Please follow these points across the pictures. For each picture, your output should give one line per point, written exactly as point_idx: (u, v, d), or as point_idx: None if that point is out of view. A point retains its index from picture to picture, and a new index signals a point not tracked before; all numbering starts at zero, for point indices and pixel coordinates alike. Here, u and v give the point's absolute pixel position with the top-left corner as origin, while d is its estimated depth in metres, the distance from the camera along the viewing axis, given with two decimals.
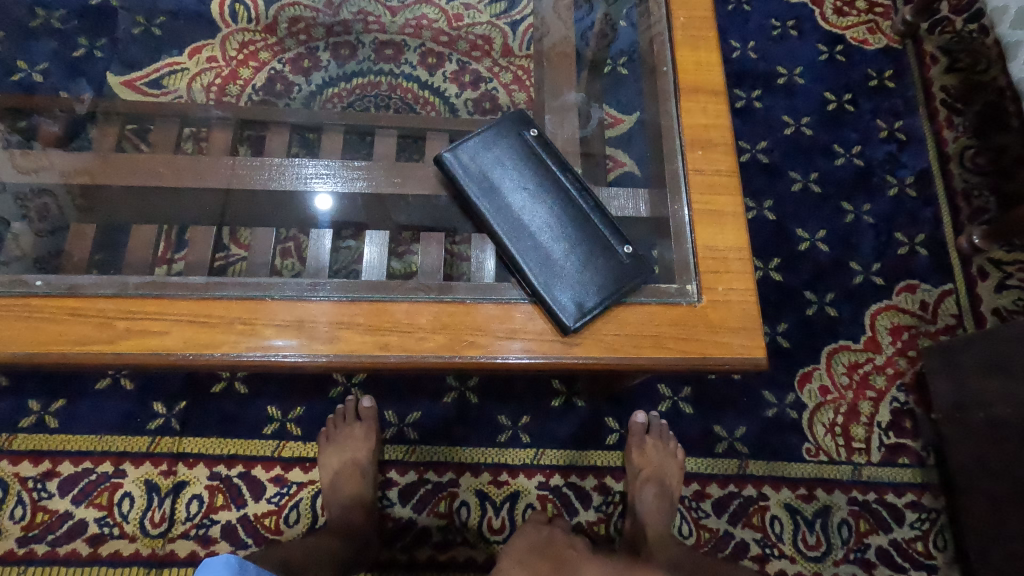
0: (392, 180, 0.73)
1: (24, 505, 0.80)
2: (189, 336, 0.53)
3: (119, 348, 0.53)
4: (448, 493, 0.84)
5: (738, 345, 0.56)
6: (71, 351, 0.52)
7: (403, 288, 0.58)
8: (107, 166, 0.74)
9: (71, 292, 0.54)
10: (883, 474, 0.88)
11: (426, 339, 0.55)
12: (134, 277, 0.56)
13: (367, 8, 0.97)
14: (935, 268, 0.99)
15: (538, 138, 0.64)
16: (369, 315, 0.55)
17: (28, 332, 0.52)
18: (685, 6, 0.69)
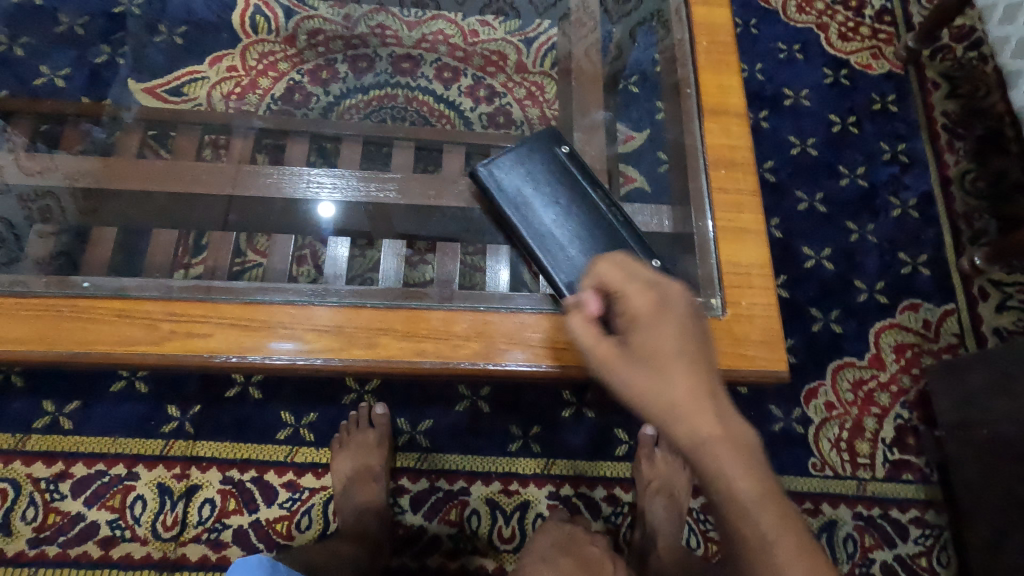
0: (426, 193, 0.75)
1: (36, 506, 0.80)
2: (232, 338, 0.55)
3: (164, 349, 0.54)
4: (459, 501, 0.85)
5: (760, 359, 0.58)
6: (117, 351, 0.53)
7: (439, 298, 0.60)
8: (111, 170, 0.75)
9: (120, 293, 0.55)
10: (887, 490, 0.90)
11: (461, 346, 0.56)
12: (178, 281, 0.58)
13: (385, 22, 0.97)
14: (938, 288, 1.01)
15: (568, 155, 0.66)
16: (406, 322, 0.57)
17: (75, 331, 0.53)
18: (707, 32, 0.71)
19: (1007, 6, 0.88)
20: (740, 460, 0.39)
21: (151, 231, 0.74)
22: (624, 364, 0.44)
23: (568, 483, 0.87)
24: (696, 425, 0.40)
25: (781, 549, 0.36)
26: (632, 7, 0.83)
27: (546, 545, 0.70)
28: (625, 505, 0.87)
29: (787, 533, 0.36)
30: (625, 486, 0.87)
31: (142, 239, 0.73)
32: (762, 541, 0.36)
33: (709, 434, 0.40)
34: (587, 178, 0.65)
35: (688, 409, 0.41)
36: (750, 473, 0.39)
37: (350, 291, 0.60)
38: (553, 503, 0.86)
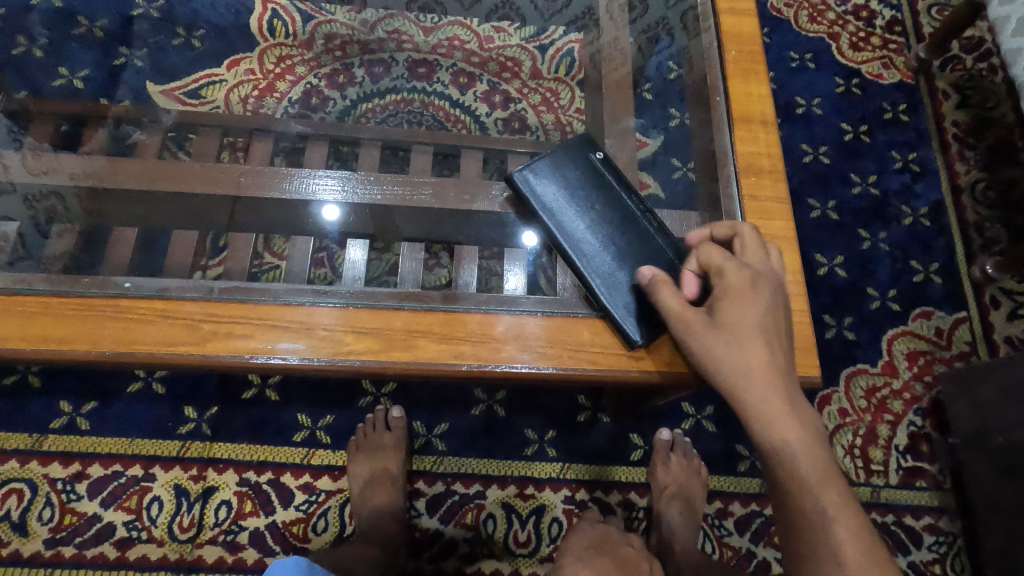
0: (460, 198, 0.75)
1: (53, 506, 0.80)
2: (273, 338, 0.55)
3: (205, 349, 0.54)
4: (475, 505, 0.85)
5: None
6: (160, 352, 0.53)
7: (471, 300, 0.60)
8: (117, 170, 0.74)
9: (160, 295, 0.55)
10: (901, 497, 0.90)
11: (501, 348, 0.57)
12: (217, 283, 0.58)
13: (401, 27, 0.98)
14: (950, 296, 1.02)
15: (603, 160, 0.68)
16: (444, 325, 0.57)
17: (117, 331, 0.53)
18: (735, 41, 0.72)
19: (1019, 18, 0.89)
20: (807, 447, 0.50)
21: (171, 232, 0.74)
22: (717, 342, 0.52)
23: (584, 487, 0.87)
24: (774, 408, 0.50)
25: (838, 522, 0.48)
26: (637, 15, 0.84)
27: (582, 545, 0.71)
28: (641, 510, 0.87)
29: (840, 510, 0.48)
30: (640, 491, 0.87)
31: (160, 241, 0.74)
32: (821, 513, 0.48)
33: (788, 419, 0.50)
34: (622, 183, 0.66)
35: (770, 393, 0.51)
36: (815, 457, 0.49)
37: (352, 292, 0.60)
38: (569, 507, 0.86)
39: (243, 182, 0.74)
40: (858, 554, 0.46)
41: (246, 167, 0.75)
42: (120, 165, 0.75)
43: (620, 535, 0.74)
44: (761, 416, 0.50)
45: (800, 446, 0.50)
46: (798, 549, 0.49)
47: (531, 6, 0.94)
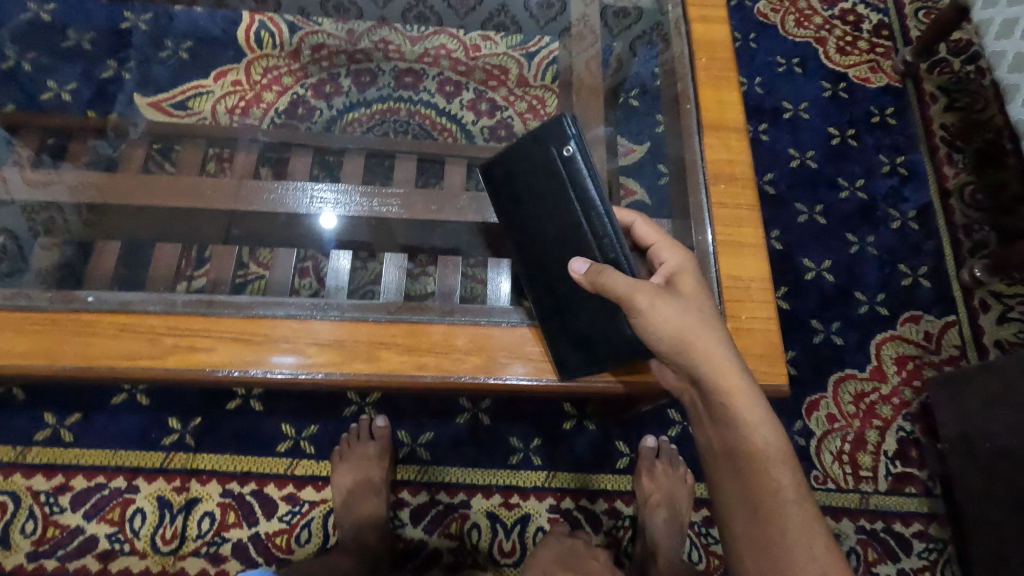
0: (427, 208, 0.76)
1: (36, 519, 0.80)
2: (235, 352, 0.55)
3: (167, 363, 0.54)
4: (459, 514, 0.84)
5: (760, 372, 0.58)
6: (122, 366, 0.53)
7: (438, 310, 0.59)
8: (113, 183, 0.75)
9: (122, 307, 0.55)
10: (890, 503, 0.89)
11: (463, 360, 0.57)
12: (180, 295, 0.58)
13: (387, 37, 0.96)
14: (939, 300, 1.01)
15: (567, 159, 0.57)
16: (407, 336, 0.57)
17: (80, 346, 0.54)
18: (706, 49, 0.72)
19: (1005, 20, 0.88)
20: (767, 430, 0.52)
21: (153, 246, 0.74)
22: (690, 325, 0.53)
23: (569, 496, 0.86)
24: (741, 390, 0.52)
25: (800, 499, 0.50)
26: (632, 23, 0.85)
27: (547, 558, 0.73)
28: (627, 518, 0.86)
29: (798, 488, 0.50)
30: (626, 499, 0.87)
31: (143, 253, 0.73)
32: (789, 491, 0.50)
33: (758, 396, 0.52)
34: (585, 188, 0.56)
35: (737, 376, 0.52)
36: (776, 439, 0.52)
37: (352, 303, 0.59)
38: (554, 516, 0.85)
39: (210, 193, 0.75)
40: (810, 530, 0.49)
41: (243, 179, 0.76)
42: (102, 179, 0.76)
43: (585, 548, 0.75)
44: (729, 398, 0.52)
45: (761, 427, 0.51)
46: (754, 527, 0.50)
47: (526, 14, 0.92)
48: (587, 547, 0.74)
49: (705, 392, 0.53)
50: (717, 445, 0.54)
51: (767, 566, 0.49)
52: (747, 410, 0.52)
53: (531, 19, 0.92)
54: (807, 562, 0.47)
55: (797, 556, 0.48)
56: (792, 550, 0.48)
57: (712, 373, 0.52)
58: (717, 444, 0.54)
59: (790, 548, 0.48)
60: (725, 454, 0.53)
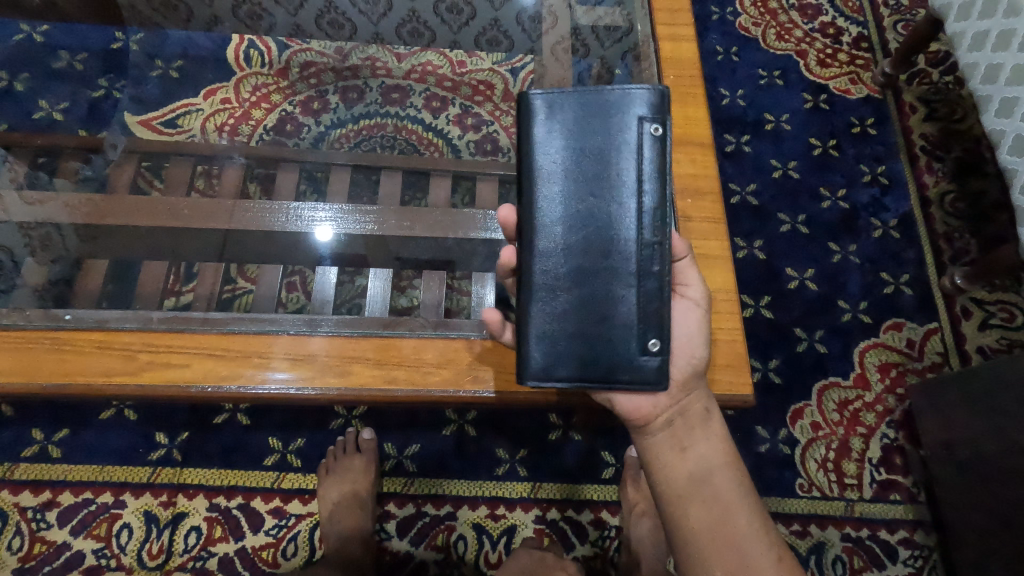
0: (402, 224, 0.77)
1: (23, 535, 0.80)
2: (209, 368, 0.56)
3: (142, 379, 0.55)
4: (446, 526, 0.85)
5: (726, 383, 0.59)
6: (96, 382, 0.54)
7: (408, 324, 0.61)
8: (111, 205, 0.76)
9: (100, 326, 0.57)
10: (875, 511, 0.89)
11: (434, 373, 0.58)
12: (156, 312, 0.59)
13: (375, 54, 0.97)
14: (921, 307, 1.03)
15: (647, 135, 0.51)
16: (378, 350, 0.58)
17: (56, 363, 0.54)
18: (674, 66, 0.75)
19: (1000, 32, 0.85)
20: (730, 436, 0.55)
21: (142, 262, 0.75)
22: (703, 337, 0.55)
23: (555, 506, 0.87)
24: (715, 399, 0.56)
25: (751, 497, 0.52)
26: (621, 36, 0.85)
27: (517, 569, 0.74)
28: (613, 529, 0.86)
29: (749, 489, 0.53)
30: (612, 510, 0.87)
31: (132, 270, 0.74)
32: (743, 489, 0.52)
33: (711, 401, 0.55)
34: (650, 181, 0.51)
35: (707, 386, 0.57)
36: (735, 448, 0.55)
37: (341, 319, 0.61)
38: (540, 527, 0.86)
39: (186, 212, 0.76)
40: (767, 527, 0.51)
41: (236, 199, 0.78)
42: (88, 198, 0.77)
43: (556, 559, 0.76)
44: (708, 405, 0.55)
45: (727, 434, 0.55)
46: (721, 529, 0.50)
47: (518, 30, 0.94)
48: (557, 559, 0.75)
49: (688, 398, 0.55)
50: (688, 454, 0.53)
51: (734, 566, 0.49)
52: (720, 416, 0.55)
53: (522, 33, 0.94)
54: (766, 556, 0.50)
55: (759, 551, 0.50)
56: (752, 545, 0.50)
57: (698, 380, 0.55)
58: (689, 453, 0.53)
59: (755, 545, 0.50)
60: (696, 461, 0.53)
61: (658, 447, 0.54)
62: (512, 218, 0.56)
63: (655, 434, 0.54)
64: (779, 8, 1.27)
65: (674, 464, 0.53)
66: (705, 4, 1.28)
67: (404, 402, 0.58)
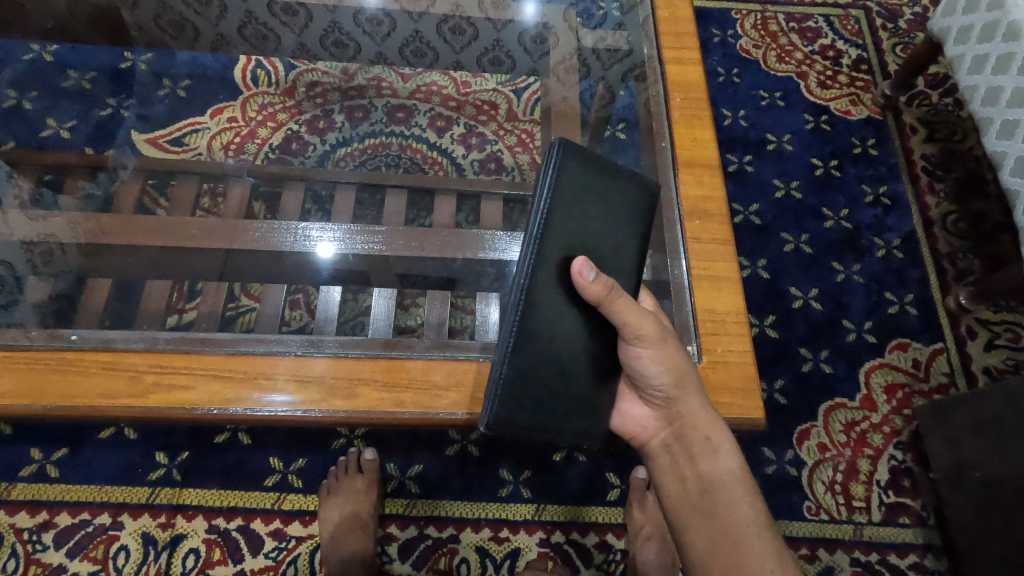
0: (409, 245, 0.78)
1: (18, 557, 0.79)
2: (215, 390, 0.55)
3: (146, 402, 0.54)
4: (448, 549, 0.83)
5: (736, 406, 0.59)
6: (102, 405, 0.54)
7: (417, 347, 0.60)
8: (116, 223, 0.76)
9: (106, 346, 0.56)
10: (884, 534, 0.88)
11: (441, 396, 0.57)
12: (163, 333, 0.58)
13: (381, 74, 0.98)
14: (926, 328, 1.02)
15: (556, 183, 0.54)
16: (385, 372, 0.57)
17: (60, 385, 0.54)
18: (680, 88, 0.75)
19: (1000, 55, 0.85)
20: (734, 462, 0.54)
21: (144, 283, 0.74)
22: (689, 364, 0.56)
23: (560, 529, 0.85)
24: (721, 425, 0.55)
25: (767, 530, 0.51)
26: (622, 57, 0.88)
27: None
28: (618, 553, 0.85)
29: (761, 518, 0.52)
30: (618, 533, 0.86)
31: (134, 289, 0.74)
32: (754, 521, 0.52)
33: (720, 431, 0.55)
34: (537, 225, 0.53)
35: (714, 413, 0.56)
36: (744, 472, 0.54)
37: (343, 339, 0.60)
38: (544, 550, 0.84)
39: (195, 233, 0.76)
40: (781, 558, 0.50)
41: (239, 219, 0.78)
42: (93, 215, 0.77)
43: None
44: (711, 433, 0.55)
45: (732, 460, 0.54)
46: (725, 559, 0.50)
47: (520, 49, 0.95)
48: None
49: (685, 426, 0.56)
50: (690, 484, 0.55)
51: None
52: (725, 444, 0.54)
53: (524, 53, 0.95)
54: None
55: None
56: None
57: (693, 409, 0.55)
58: (690, 482, 0.55)
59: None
60: (696, 489, 0.54)
61: (663, 474, 0.57)
62: (586, 270, 0.52)
63: (659, 463, 0.58)
64: (779, 31, 1.29)
65: (679, 494, 0.55)
66: (707, 27, 1.29)
67: (409, 424, 0.57)
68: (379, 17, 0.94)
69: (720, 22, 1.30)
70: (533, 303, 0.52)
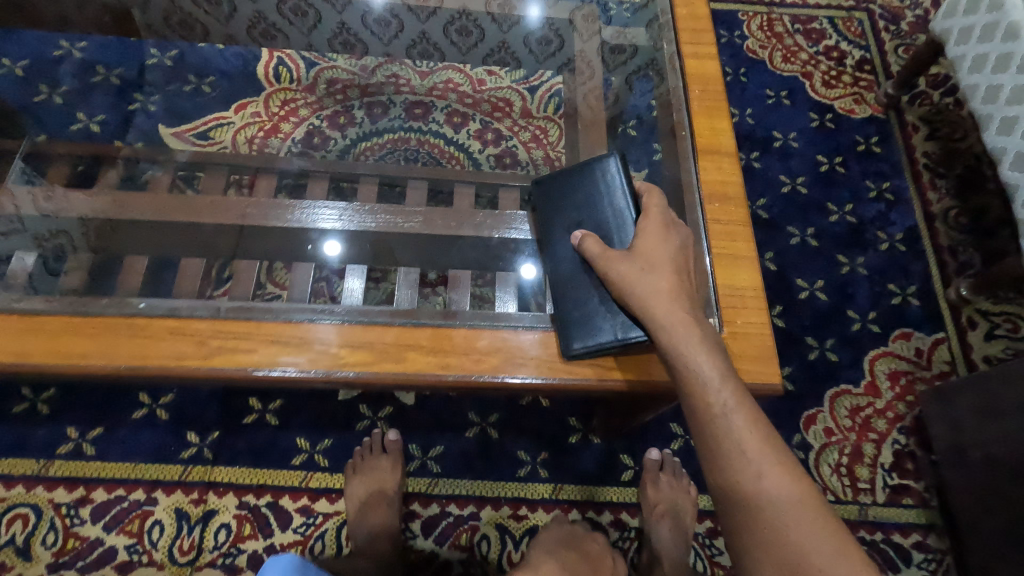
0: (448, 224, 0.81)
1: (57, 530, 0.82)
2: (273, 353, 0.58)
3: (213, 363, 0.57)
4: (469, 526, 0.87)
5: (754, 373, 0.62)
6: (171, 364, 0.57)
7: (460, 317, 0.64)
8: (132, 202, 0.77)
9: (172, 313, 0.59)
10: (888, 515, 0.91)
11: (481, 360, 0.60)
12: (225, 303, 0.62)
13: (398, 72, 1.04)
14: (928, 318, 1.06)
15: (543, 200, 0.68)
16: (433, 338, 0.61)
17: (131, 346, 0.57)
18: (699, 81, 0.78)
19: (999, 55, 0.89)
20: (723, 376, 0.54)
21: (179, 260, 0.75)
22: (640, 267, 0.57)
23: (576, 508, 0.89)
24: (681, 319, 0.55)
25: (738, 413, 0.52)
26: (627, 59, 0.90)
27: (551, 538, 0.75)
28: (633, 530, 0.88)
29: (731, 403, 0.52)
30: (632, 511, 0.89)
31: (168, 269, 0.75)
32: (724, 405, 0.52)
33: (683, 325, 0.55)
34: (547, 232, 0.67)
35: (676, 308, 0.56)
36: (717, 359, 0.55)
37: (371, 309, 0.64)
38: None
39: (249, 212, 0.78)
40: (751, 437, 0.51)
41: (248, 200, 0.80)
42: (113, 195, 0.79)
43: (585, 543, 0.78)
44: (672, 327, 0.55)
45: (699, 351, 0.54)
46: (700, 439, 0.53)
47: (526, 50, 0.98)
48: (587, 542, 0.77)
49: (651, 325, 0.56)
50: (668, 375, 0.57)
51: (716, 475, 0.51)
52: (689, 337, 0.55)
53: (530, 55, 0.98)
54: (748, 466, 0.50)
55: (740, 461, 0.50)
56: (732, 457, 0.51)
57: (652, 306, 0.56)
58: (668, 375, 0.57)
59: (734, 457, 0.51)
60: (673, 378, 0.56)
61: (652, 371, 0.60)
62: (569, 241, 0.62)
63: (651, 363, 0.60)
64: (785, 32, 1.33)
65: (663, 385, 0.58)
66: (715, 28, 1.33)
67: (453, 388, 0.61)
68: (387, 19, 0.95)
69: (727, 23, 1.33)
70: (561, 274, 0.63)
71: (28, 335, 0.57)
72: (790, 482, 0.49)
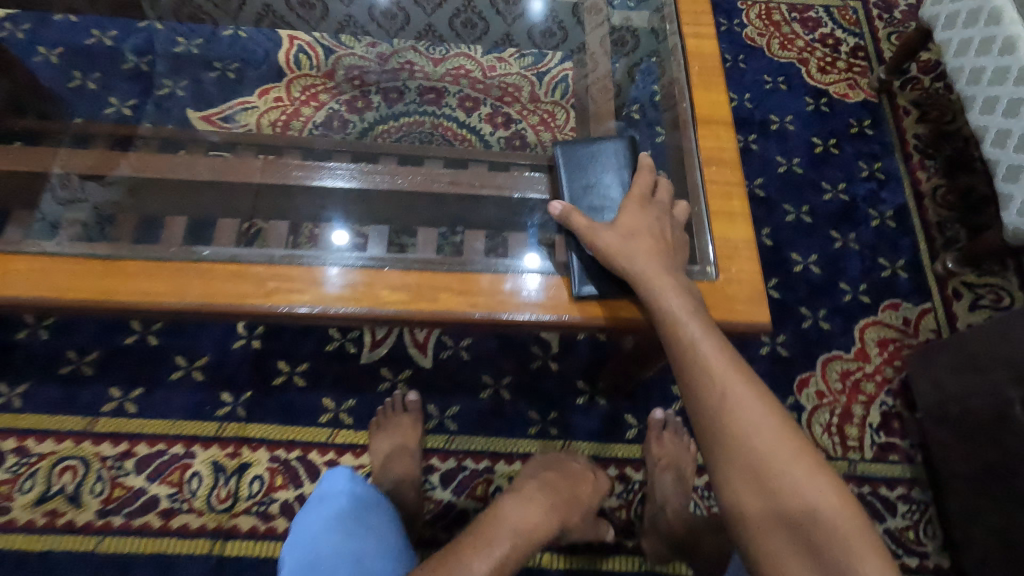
0: (472, 184, 0.83)
1: (104, 481, 0.88)
2: (323, 294, 0.65)
3: (273, 299, 0.64)
4: (484, 478, 0.93)
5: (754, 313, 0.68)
6: (235, 301, 0.64)
7: (488, 263, 0.70)
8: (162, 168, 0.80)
9: (232, 258, 0.66)
10: (875, 469, 0.98)
11: (513, 297, 0.67)
12: (278, 251, 0.68)
13: (413, 59, 1.10)
14: (916, 289, 1.12)
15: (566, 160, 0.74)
16: (460, 283, 0.67)
17: (201, 285, 0.64)
18: (699, 59, 0.84)
19: (982, 39, 0.95)
20: (691, 314, 0.60)
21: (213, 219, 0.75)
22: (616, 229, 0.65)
23: None
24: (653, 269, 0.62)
25: (705, 344, 0.58)
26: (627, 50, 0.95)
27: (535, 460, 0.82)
28: (636, 483, 0.95)
29: (700, 336, 0.58)
30: (636, 466, 0.96)
31: (205, 227, 0.74)
32: (692, 339, 0.58)
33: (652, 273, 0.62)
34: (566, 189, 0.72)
35: (648, 259, 0.62)
36: (686, 299, 0.61)
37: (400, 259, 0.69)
38: None
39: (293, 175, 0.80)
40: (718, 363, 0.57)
41: (271, 158, 0.81)
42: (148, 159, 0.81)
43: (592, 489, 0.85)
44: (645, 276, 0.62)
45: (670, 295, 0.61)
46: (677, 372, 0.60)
47: (528, 40, 1.06)
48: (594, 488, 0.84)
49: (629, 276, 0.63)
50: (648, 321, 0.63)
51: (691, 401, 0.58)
52: (660, 282, 0.61)
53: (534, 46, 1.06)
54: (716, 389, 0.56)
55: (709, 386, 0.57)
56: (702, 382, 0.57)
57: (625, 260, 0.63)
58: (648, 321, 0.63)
59: (704, 382, 0.57)
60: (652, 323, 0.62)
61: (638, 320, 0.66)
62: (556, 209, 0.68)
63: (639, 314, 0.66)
64: (782, 21, 1.38)
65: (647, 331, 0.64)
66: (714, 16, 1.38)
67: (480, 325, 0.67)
68: (392, 11, 1.05)
69: (726, 12, 1.39)
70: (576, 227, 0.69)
71: (108, 276, 0.63)
72: (754, 398, 0.55)
